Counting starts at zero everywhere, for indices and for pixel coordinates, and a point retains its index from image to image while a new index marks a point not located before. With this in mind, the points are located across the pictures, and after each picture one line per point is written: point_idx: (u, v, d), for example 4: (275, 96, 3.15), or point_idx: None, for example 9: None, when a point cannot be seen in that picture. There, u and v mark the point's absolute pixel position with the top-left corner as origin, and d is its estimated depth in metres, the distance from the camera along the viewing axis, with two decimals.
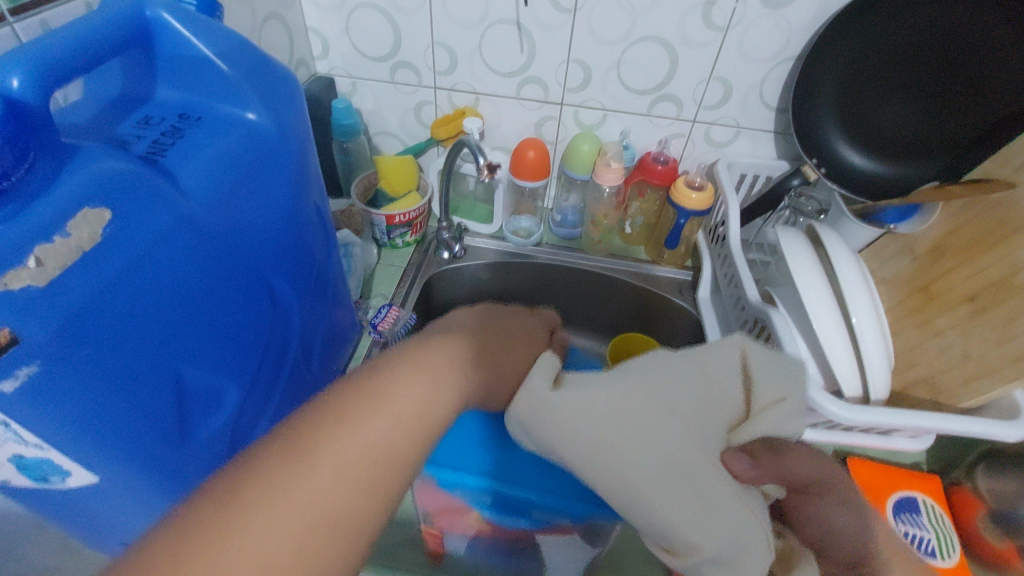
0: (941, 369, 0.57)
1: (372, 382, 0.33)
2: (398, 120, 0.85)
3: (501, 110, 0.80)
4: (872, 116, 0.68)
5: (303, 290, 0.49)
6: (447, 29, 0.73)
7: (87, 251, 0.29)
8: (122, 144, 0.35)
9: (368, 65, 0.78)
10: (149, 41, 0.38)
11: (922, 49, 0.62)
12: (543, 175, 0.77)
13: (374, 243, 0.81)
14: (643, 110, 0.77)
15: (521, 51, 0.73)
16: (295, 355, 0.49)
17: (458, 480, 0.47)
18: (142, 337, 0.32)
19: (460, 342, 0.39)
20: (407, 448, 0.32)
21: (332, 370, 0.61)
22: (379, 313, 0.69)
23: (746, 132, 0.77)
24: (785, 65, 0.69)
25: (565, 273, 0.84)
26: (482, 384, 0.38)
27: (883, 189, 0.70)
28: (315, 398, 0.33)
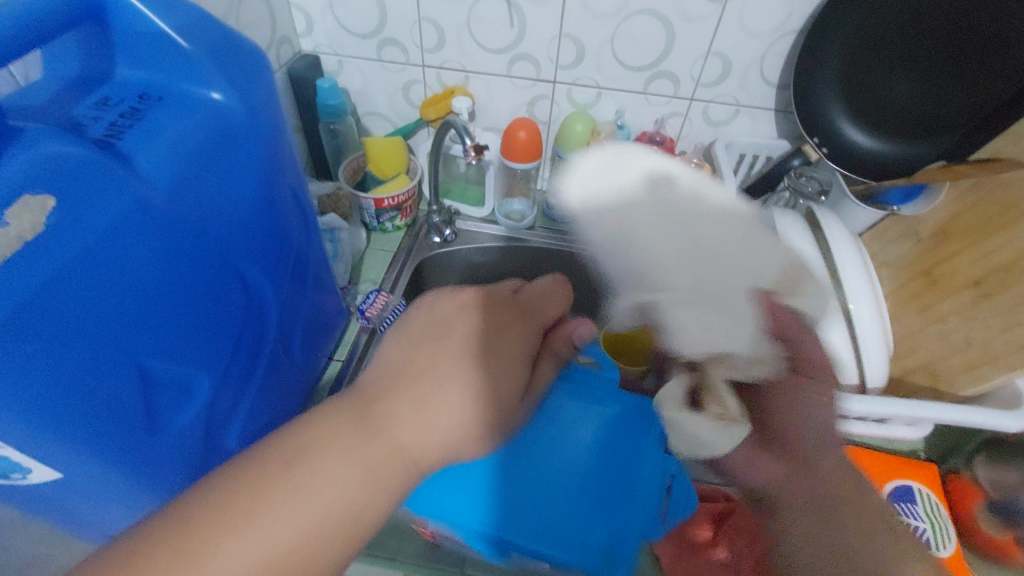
0: (942, 355, 0.56)
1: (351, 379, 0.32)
2: (387, 100, 0.82)
3: (492, 88, 0.78)
4: (876, 92, 0.65)
5: (279, 277, 0.47)
6: (434, 4, 0.70)
7: (31, 240, 0.27)
8: (78, 128, 0.34)
9: (354, 43, 0.76)
10: (101, 17, 0.36)
11: (931, 20, 0.59)
12: (536, 157, 0.75)
13: (364, 228, 0.79)
14: (638, 88, 0.74)
15: (511, 27, 0.70)
16: (271, 345, 0.48)
17: (460, 519, 0.45)
18: (101, 330, 0.31)
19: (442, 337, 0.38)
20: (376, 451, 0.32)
21: (316, 358, 0.59)
22: (367, 299, 0.68)
23: (745, 111, 0.74)
24: (787, 39, 0.66)
25: (559, 256, 0.83)
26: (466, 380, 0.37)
27: (884, 169, 0.68)
28: None
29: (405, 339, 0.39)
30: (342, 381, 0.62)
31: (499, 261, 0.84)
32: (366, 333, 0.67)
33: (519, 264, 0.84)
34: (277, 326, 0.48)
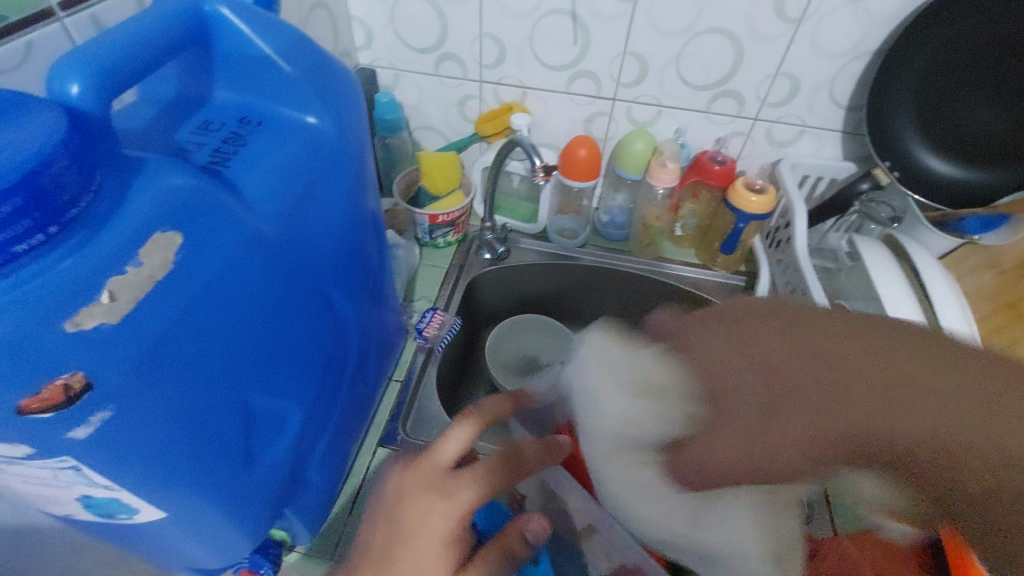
0: None
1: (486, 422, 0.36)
2: (440, 114, 0.81)
3: (550, 105, 0.76)
4: (954, 116, 0.62)
5: (359, 301, 0.47)
6: (498, 20, 0.69)
7: (159, 279, 0.26)
8: (182, 153, 0.33)
9: (412, 57, 0.75)
10: (205, 39, 0.35)
11: (1019, 46, 0.57)
12: (594, 175, 0.73)
13: (416, 243, 0.78)
14: (701, 106, 0.72)
15: (575, 43, 0.69)
16: (351, 368, 0.48)
17: None
18: (215, 365, 0.31)
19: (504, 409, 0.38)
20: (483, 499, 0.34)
21: (379, 377, 0.59)
22: (424, 318, 0.67)
23: (811, 132, 0.72)
24: (861, 60, 0.64)
25: (610, 274, 0.81)
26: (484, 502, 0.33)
27: (959, 197, 0.65)
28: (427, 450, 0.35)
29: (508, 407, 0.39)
30: (405, 400, 0.61)
31: (549, 278, 0.82)
32: (423, 353, 0.66)
33: (568, 281, 0.83)
34: (355, 350, 0.48)
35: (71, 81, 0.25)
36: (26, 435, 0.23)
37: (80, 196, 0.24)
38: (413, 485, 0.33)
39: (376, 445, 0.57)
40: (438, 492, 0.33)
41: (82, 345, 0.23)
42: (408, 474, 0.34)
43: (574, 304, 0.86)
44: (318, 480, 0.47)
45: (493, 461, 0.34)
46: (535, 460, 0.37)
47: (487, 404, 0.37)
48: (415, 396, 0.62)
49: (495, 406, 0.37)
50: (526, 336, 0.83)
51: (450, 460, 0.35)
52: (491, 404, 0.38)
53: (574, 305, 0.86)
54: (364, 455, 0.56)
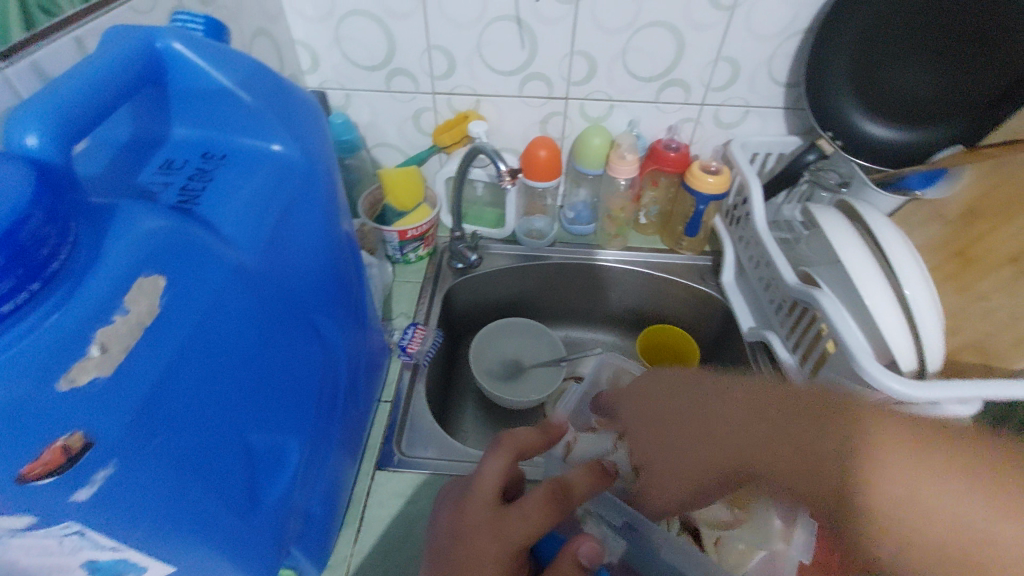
0: (993, 333, 0.56)
1: (517, 453, 0.38)
2: (396, 130, 0.81)
3: (504, 110, 0.77)
4: (885, 84, 0.67)
5: (341, 325, 0.47)
6: (444, 31, 0.69)
7: (148, 324, 0.26)
8: (150, 195, 0.32)
9: (361, 75, 0.75)
10: (161, 78, 0.34)
11: (933, 13, 0.61)
12: (556, 174, 0.74)
13: (387, 261, 0.77)
14: (650, 98, 0.75)
15: (523, 48, 0.70)
16: (343, 393, 0.48)
17: None
18: (212, 407, 0.30)
19: (537, 441, 0.40)
20: (538, 531, 0.34)
21: (368, 401, 0.58)
22: (406, 334, 0.67)
23: (755, 111, 0.76)
24: (793, 40, 0.68)
25: (582, 268, 0.83)
26: (535, 533, 0.34)
27: (902, 155, 0.69)
28: (474, 487, 0.37)
29: (546, 436, 0.42)
30: (397, 420, 0.60)
31: (523, 280, 0.83)
32: (409, 370, 0.65)
33: (543, 280, 0.84)
34: (344, 373, 0.48)
35: (28, 132, 0.24)
36: (26, 505, 0.22)
37: (59, 248, 0.23)
38: (464, 529, 0.35)
39: (373, 470, 0.56)
40: (489, 527, 0.34)
41: (77, 404, 0.23)
42: (459, 516, 0.36)
43: (552, 302, 0.87)
44: (321, 512, 0.46)
45: (540, 490, 0.35)
46: (586, 489, 0.37)
47: (521, 430, 0.40)
48: (406, 415, 0.61)
49: (530, 433, 0.40)
50: (510, 339, 0.83)
51: (492, 494, 0.36)
52: (525, 435, 0.40)
53: (552, 302, 0.87)
54: (362, 481, 0.55)
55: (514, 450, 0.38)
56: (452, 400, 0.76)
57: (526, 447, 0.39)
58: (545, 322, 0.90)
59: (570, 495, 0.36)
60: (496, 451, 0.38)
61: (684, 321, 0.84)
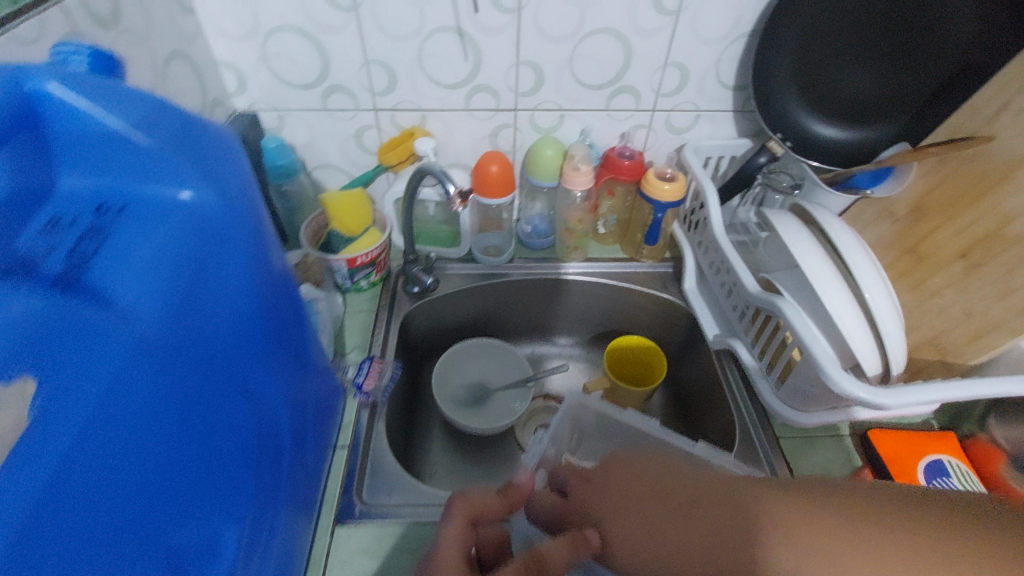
0: (946, 328, 0.56)
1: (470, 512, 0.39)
2: (338, 150, 0.76)
3: (452, 124, 0.74)
4: (829, 84, 0.67)
5: (280, 376, 0.43)
6: (380, 44, 0.65)
7: (14, 443, 0.23)
8: (27, 265, 0.27)
9: (294, 95, 0.70)
10: (34, 121, 0.29)
11: (872, 13, 0.62)
12: (509, 190, 0.71)
13: (337, 290, 0.72)
14: (601, 106, 0.73)
15: (465, 59, 0.67)
16: (289, 448, 0.45)
17: None
18: (113, 520, 0.26)
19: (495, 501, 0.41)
20: None
21: (320, 452, 0.53)
22: (360, 370, 0.63)
23: (706, 115, 0.75)
24: (739, 43, 0.67)
25: (543, 283, 0.80)
26: None
27: (848, 154, 0.70)
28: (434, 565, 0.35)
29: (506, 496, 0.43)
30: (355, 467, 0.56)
31: (483, 298, 0.80)
32: (366, 409, 0.61)
33: (504, 297, 0.81)
34: (289, 428, 0.44)
35: None
36: None
37: None
38: None
39: (331, 526, 0.51)
40: None
41: None
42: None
43: (514, 319, 0.84)
44: None
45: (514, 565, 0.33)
46: (564, 562, 0.34)
47: (474, 493, 0.41)
48: (365, 461, 0.57)
49: (483, 495, 0.41)
50: (474, 362, 0.80)
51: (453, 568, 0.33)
52: (481, 495, 0.41)
53: (515, 319, 0.84)
54: (319, 541, 0.50)
55: (467, 507, 0.39)
56: (417, 433, 0.72)
57: (481, 502, 0.40)
58: (509, 340, 0.87)
59: (545, 570, 0.33)
60: (445, 514, 0.39)
61: (650, 330, 0.82)
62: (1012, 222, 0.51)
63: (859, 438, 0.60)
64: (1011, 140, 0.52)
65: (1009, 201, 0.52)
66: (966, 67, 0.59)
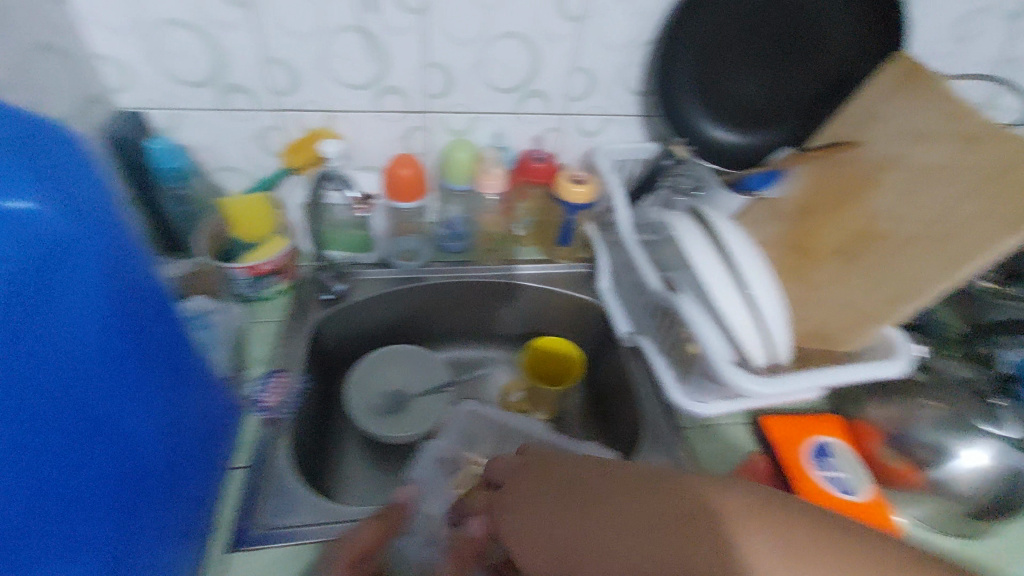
0: (832, 321, 0.58)
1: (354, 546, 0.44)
2: (238, 152, 0.72)
3: (361, 125, 0.72)
4: (728, 93, 0.71)
5: (155, 388, 0.41)
6: (280, 42, 0.62)
7: None
8: None
9: (185, 92, 0.65)
10: None
11: (765, 27, 0.67)
12: (421, 194, 0.70)
13: (238, 301, 0.68)
14: (512, 109, 0.73)
15: (372, 60, 0.65)
16: (160, 467, 0.43)
17: None
18: None
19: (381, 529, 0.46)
20: None
21: (207, 474, 0.50)
22: (262, 385, 0.61)
23: (615, 120, 0.77)
24: (642, 50, 0.70)
25: (461, 287, 0.80)
26: None
27: (745, 159, 0.74)
28: None
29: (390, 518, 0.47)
30: (255, 488, 0.54)
31: (399, 304, 0.79)
32: (269, 426, 0.58)
33: (420, 302, 0.80)
34: (160, 447, 0.42)
35: None
36: None
37: None
38: None
39: (227, 552, 0.49)
40: None
41: None
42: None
43: (433, 324, 0.83)
44: None
45: None
46: None
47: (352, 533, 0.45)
48: (268, 479, 0.55)
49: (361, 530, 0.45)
50: (391, 368, 0.78)
51: None
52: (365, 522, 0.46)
53: (434, 324, 0.83)
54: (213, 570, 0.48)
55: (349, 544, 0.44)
56: (329, 446, 0.70)
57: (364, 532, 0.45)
58: (427, 345, 0.85)
59: None
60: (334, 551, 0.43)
61: (566, 330, 0.84)
62: (881, 220, 0.56)
63: (755, 425, 0.64)
64: (881, 144, 0.59)
65: (877, 201, 0.57)
66: (848, 66, 0.67)
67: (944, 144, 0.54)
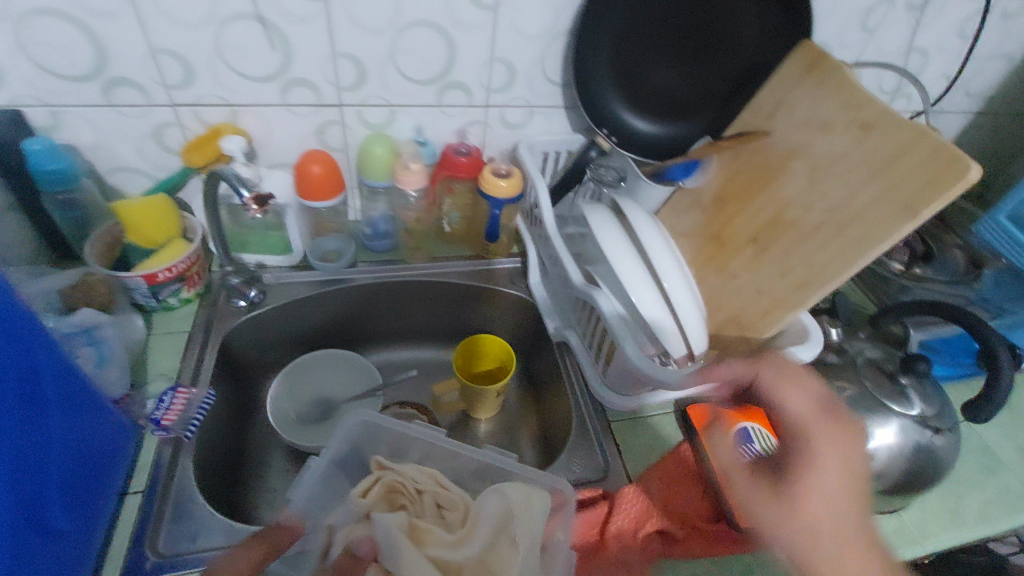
0: (744, 307, 0.60)
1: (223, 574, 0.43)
2: (134, 151, 0.66)
3: (269, 121, 0.68)
4: (644, 83, 0.70)
5: (7, 413, 0.37)
6: (169, 31, 0.58)
7: None
8: None
9: (65, 87, 0.59)
10: None
11: (675, 17, 0.67)
12: (336, 191, 0.67)
13: (137, 311, 0.64)
14: (432, 101, 0.71)
15: (275, 50, 0.62)
16: (10, 520, 0.37)
17: None
18: None
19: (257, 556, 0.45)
20: None
21: (94, 503, 0.46)
22: (162, 402, 0.56)
23: (539, 111, 0.76)
24: (560, 39, 0.68)
25: (387, 288, 0.77)
26: None
27: (666, 150, 0.74)
28: None
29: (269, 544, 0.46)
30: (151, 513, 0.50)
31: (322, 308, 0.76)
32: (170, 445, 0.55)
33: (344, 305, 0.77)
34: (7, 497, 0.36)
35: None
36: None
37: None
38: None
39: None
40: None
41: None
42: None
43: (361, 327, 0.80)
44: None
45: None
46: None
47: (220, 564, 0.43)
48: (167, 501, 0.51)
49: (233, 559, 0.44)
50: (315, 374, 0.75)
51: None
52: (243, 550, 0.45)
53: (362, 327, 0.80)
54: None
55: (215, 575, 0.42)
56: (248, 460, 0.66)
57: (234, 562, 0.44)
58: (357, 349, 0.82)
59: None
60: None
61: (499, 328, 0.83)
62: (789, 208, 0.57)
63: (680, 414, 0.65)
64: (785, 133, 0.59)
65: (786, 189, 0.58)
66: (758, 57, 0.68)
67: (842, 133, 0.54)
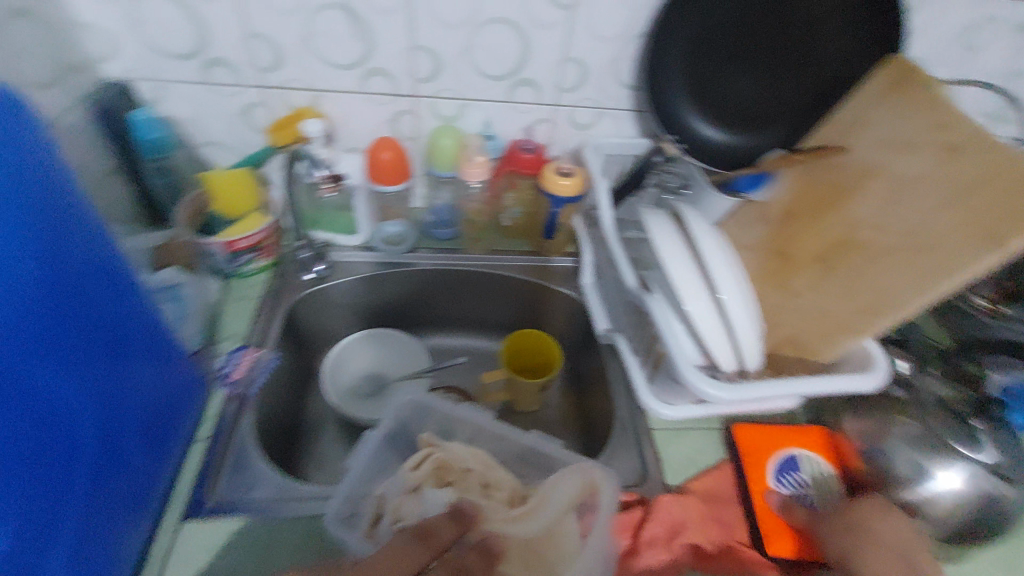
0: (800, 327, 0.57)
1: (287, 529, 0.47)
2: (224, 127, 0.72)
3: (347, 107, 0.71)
4: (717, 91, 0.69)
5: (91, 357, 0.41)
6: (264, 18, 0.62)
7: None
8: None
9: (170, 64, 0.65)
10: None
11: (755, 24, 0.65)
12: (402, 176, 0.70)
13: (215, 276, 0.69)
14: (502, 96, 0.72)
15: (358, 40, 0.65)
16: (82, 452, 0.40)
17: None
18: None
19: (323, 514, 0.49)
20: None
21: (164, 448, 0.51)
22: (231, 361, 0.62)
23: (608, 113, 0.76)
24: (635, 43, 0.68)
25: (443, 274, 0.79)
26: None
27: (737, 159, 0.71)
28: None
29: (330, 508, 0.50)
30: (211, 461, 0.54)
31: (380, 288, 0.79)
32: (234, 402, 0.59)
33: (401, 287, 0.80)
34: (87, 431, 0.40)
35: None
36: None
37: None
38: None
39: (177, 521, 0.49)
40: None
41: None
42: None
43: (416, 309, 0.83)
44: None
45: None
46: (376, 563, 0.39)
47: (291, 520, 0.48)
48: (227, 451, 0.55)
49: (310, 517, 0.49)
50: (369, 351, 0.78)
51: None
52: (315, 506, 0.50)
53: (416, 310, 0.83)
54: (160, 540, 0.48)
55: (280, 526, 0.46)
56: (302, 425, 0.70)
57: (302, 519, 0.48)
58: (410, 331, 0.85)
59: None
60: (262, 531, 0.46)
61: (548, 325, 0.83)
62: (860, 229, 0.55)
63: (727, 430, 0.63)
64: (862, 153, 0.57)
65: (859, 209, 0.55)
66: (842, 67, 0.64)
67: (921, 155, 0.52)
